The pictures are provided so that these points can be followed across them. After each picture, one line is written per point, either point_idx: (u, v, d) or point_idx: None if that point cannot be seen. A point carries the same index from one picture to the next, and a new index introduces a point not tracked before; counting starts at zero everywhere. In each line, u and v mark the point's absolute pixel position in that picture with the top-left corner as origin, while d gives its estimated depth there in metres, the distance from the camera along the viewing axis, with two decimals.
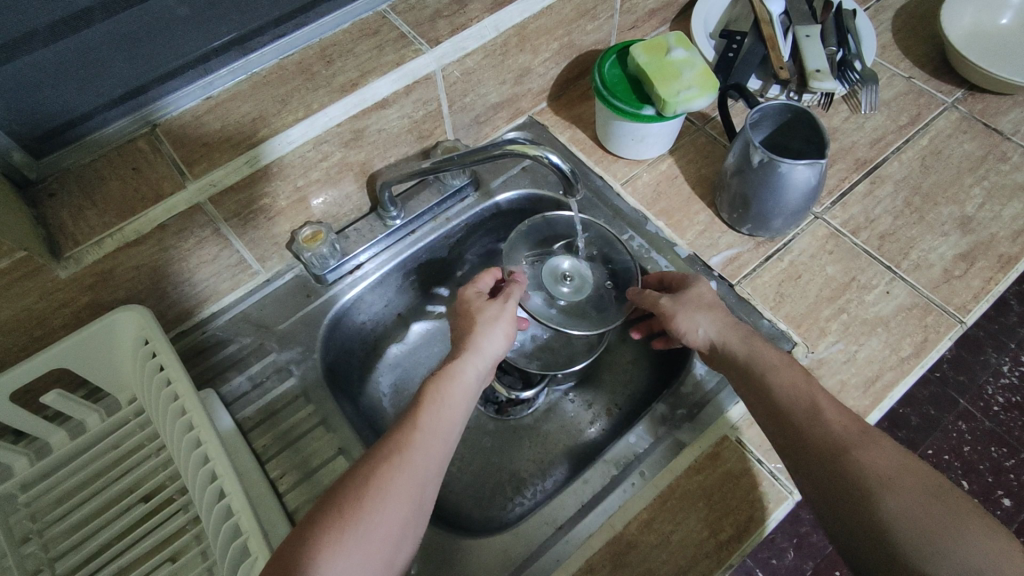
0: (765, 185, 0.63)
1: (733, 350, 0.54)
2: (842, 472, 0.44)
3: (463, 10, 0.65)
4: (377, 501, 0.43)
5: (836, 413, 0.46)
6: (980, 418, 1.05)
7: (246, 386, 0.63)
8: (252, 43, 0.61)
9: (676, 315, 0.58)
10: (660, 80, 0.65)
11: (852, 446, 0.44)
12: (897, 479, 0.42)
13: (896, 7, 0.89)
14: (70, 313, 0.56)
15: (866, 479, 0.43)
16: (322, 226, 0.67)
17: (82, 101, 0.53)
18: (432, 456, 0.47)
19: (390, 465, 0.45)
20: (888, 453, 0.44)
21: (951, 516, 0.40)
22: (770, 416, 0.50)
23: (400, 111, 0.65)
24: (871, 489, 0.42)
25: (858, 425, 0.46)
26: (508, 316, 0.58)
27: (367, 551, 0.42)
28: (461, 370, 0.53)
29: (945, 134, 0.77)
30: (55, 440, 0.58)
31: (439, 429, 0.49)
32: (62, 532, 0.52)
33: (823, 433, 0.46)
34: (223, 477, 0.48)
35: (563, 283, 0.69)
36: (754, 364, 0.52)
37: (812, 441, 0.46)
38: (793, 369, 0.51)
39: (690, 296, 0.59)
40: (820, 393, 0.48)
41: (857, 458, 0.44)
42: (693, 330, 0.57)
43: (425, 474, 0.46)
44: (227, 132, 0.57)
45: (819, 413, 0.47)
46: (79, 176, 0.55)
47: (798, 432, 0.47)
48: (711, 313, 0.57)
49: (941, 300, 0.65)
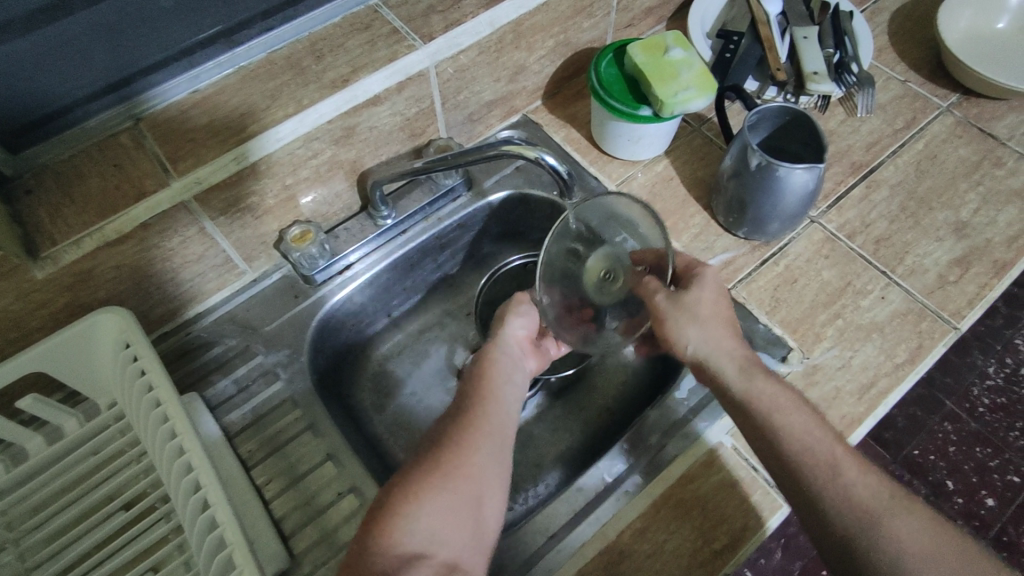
0: (763, 189, 0.62)
1: (728, 379, 0.52)
2: (872, 545, 0.46)
3: (457, 5, 0.64)
4: (467, 472, 0.44)
5: (859, 475, 0.47)
6: (967, 419, 1.03)
7: (232, 390, 0.62)
8: (237, 37, 0.59)
9: (670, 320, 0.54)
10: (657, 80, 0.64)
11: (880, 518, 0.46)
12: (926, 551, 0.45)
13: (892, 10, 0.88)
14: (48, 315, 0.54)
15: (896, 555, 0.45)
16: (311, 225, 0.66)
17: (62, 90, 0.51)
18: (498, 422, 0.49)
19: (464, 432, 0.47)
20: (915, 524, 0.46)
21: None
22: (783, 471, 0.49)
23: (392, 108, 0.64)
24: (905, 569, 0.44)
25: (886, 490, 0.47)
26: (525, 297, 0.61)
27: (452, 504, 0.43)
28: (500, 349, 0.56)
29: (941, 138, 0.77)
30: (32, 446, 0.55)
31: (494, 397, 0.51)
32: (40, 540, 0.51)
33: (849, 499, 0.47)
34: (208, 488, 0.47)
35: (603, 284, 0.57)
36: (758, 411, 0.50)
37: (836, 511, 0.47)
38: (805, 413, 0.50)
39: (689, 303, 0.54)
40: (839, 450, 0.48)
41: (886, 530, 0.45)
42: (684, 344, 0.54)
43: (498, 439, 0.47)
44: (216, 126, 0.56)
45: (839, 475, 0.47)
46: (56, 173, 0.53)
47: (818, 494, 0.48)
48: (706, 327, 0.53)
49: (936, 305, 0.65)
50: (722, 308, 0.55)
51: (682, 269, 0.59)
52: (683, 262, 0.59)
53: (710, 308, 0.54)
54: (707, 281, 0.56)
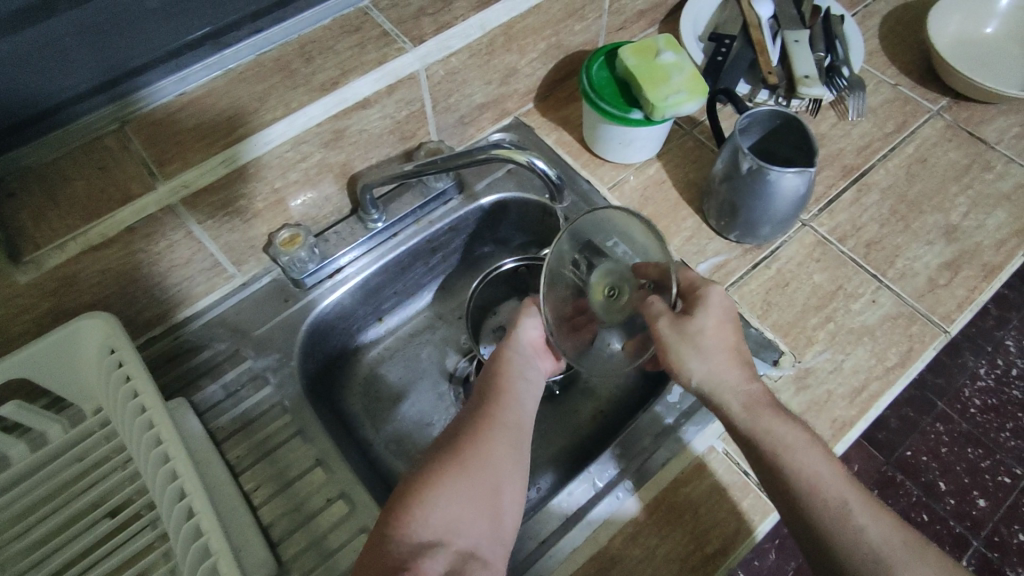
0: (754, 192, 0.62)
1: (733, 412, 0.51)
2: None
3: (448, 8, 0.63)
4: (486, 463, 0.45)
5: (870, 520, 0.47)
6: (959, 420, 1.03)
7: (221, 395, 0.61)
8: (226, 38, 0.58)
9: (671, 347, 0.52)
10: (648, 83, 0.64)
11: (892, 564, 0.46)
12: None
13: (884, 13, 0.88)
14: (31, 320, 0.54)
15: None
16: (300, 228, 0.66)
17: (48, 91, 0.51)
18: (516, 416, 0.49)
19: (482, 424, 0.47)
20: (929, 572, 0.45)
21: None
22: (793, 512, 0.50)
23: (382, 111, 0.63)
24: None
25: (898, 535, 0.47)
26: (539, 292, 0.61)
27: (472, 494, 0.43)
28: (518, 345, 0.56)
29: (931, 142, 0.77)
30: (15, 453, 0.54)
31: (512, 392, 0.51)
32: (22, 548, 0.50)
33: (861, 546, 0.47)
34: (194, 496, 0.47)
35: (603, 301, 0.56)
36: (766, 450, 0.50)
37: (848, 556, 0.47)
38: (815, 452, 0.50)
39: (691, 331, 0.52)
40: (851, 495, 0.48)
41: None
42: (686, 373, 0.52)
43: (515, 433, 0.48)
44: (203, 128, 0.55)
45: (851, 518, 0.47)
46: (41, 176, 0.52)
47: (828, 539, 0.48)
48: (707, 357, 0.51)
49: (926, 309, 0.65)
50: (727, 334, 0.53)
51: (688, 287, 0.56)
52: (691, 279, 0.56)
53: (709, 335, 0.52)
54: (711, 304, 0.53)
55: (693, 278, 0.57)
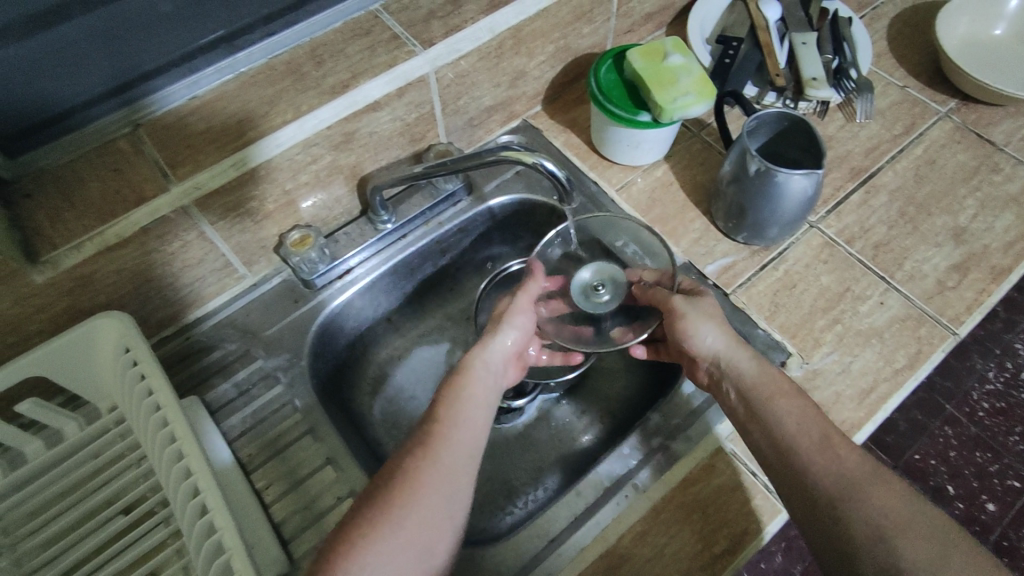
0: (762, 194, 0.62)
1: (741, 369, 0.53)
2: (854, 511, 0.44)
3: (457, 11, 0.64)
4: (418, 509, 0.43)
5: (849, 450, 0.47)
6: (967, 423, 0.99)
7: (232, 394, 0.62)
8: (238, 42, 0.59)
9: (685, 313, 0.56)
10: (655, 86, 0.64)
11: (863, 485, 0.45)
12: (914, 529, 0.42)
13: (892, 15, 0.88)
14: (47, 319, 0.54)
15: (881, 525, 0.43)
16: (311, 230, 0.66)
17: (64, 95, 0.52)
18: (459, 451, 0.47)
19: (420, 462, 0.45)
20: (901, 497, 0.44)
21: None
22: (771, 443, 0.50)
23: (392, 113, 0.64)
24: (890, 543, 0.42)
25: (873, 465, 0.46)
26: (523, 304, 0.59)
27: (400, 546, 0.41)
28: (480, 363, 0.54)
29: (939, 143, 0.77)
30: (31, 450, 0.55)
31: (460, 422, 0.49)
32: (37, 545, 0.51)
33: (834, 468, 0.46)
34: (207, 492, 0.48)
35: (591, 293, 0.64)
36: (758, 389, 0.52)
37: (821, 478, 0.46)
38: (802, 397, 0.51)
39: (703, 303, 0.57)
40: (831, 427, 0.48)
41: (869, 496, 0.44)
42: (697, 335, 0.55)
43: (456, 471, 0.46)
44: (213, 133, 0.56)
45: (831, 445, 0.47)
46: (56, 177, 0.52)
47: (805, 464, 0.47)
48: (719, 325, 0.55)
49: (935, 311, 0.65)
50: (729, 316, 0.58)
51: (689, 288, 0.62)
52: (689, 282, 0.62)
53: (716, 312, 0.56)
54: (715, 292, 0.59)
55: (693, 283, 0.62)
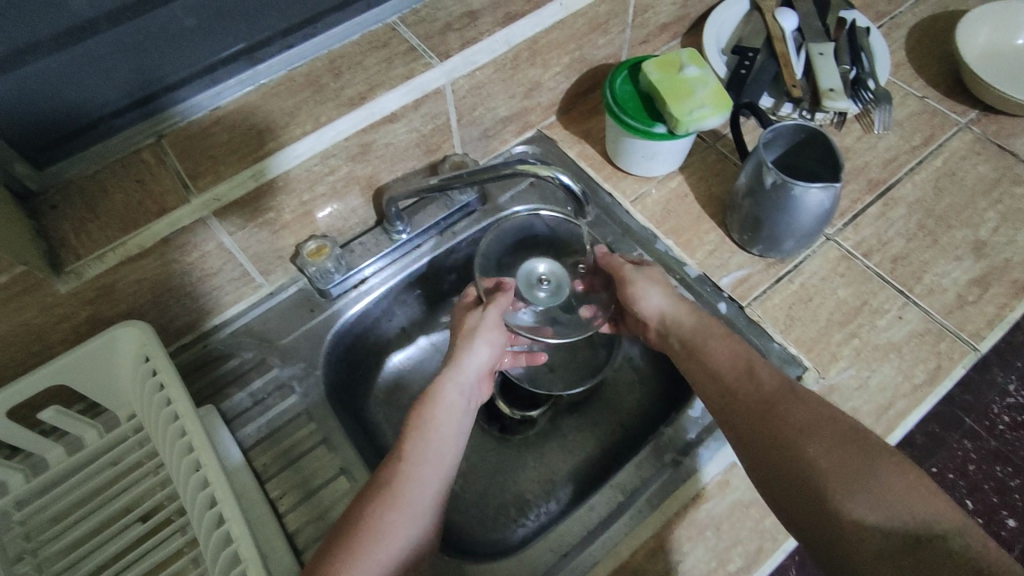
0: (779, 206, 0.62)
1: (682, 322, 0.59)
2: (769, 419, 0.50)
3: (473, 24, 0.65)
4: (379, 548, 0.45)
5: (767, 370, 0.53)
6: (987, 437, 0.93)
7: (248, 403, 0.62)
8: (259, 54, 0.59)
9: (632, 281, 0.62)
10: (671, 97, 0.64)
11: (776, 400, 0.51)
12: (817, 429, 0.48)
13: (910, 25, 0.87)
14: (69, 328, 0.55)
15: (789, 428, 0.49)
16: (327, 240, 0.67)
17: (90, 108, 0.52)
18: (420, 485, 0.49)
19: (380, 503, 0.47)
20: (808, 405, 0.50)
21: (894, 480, 0.44)
22: (707, 380, 0.56)
23: (409, 125, 0.64)
24: (797, 441, 0.48)
25: (786, 384, 0.52)
26: (491, 321, 0.61)
27: None
28: (445, 389, 0.56)
29: (959, 155, 0.76)
30: (53, 458, 0.56)
31: (421, 457, 0.51)
32: (57, 551, 0.51)
33: (754, 391, 0.52)
34: (224, 503, 0.48)
35: (537, 288, 0.65)
36: (697, 335, 0.58)
37: (745, 400, 0.52)
38: (733, 338, 0.57)
39: (648, 270, 0.63)
40: (754, 357, 0.55)
41: (781, 408, 0.50)
42: (645, 298, 0.61)
43: (416, 505, 0.48)
44: (234, 144, 0.57)
45: (753, 370, 0.53)
46: (81, 188, 0.53)
47: (731, 392, 0.53)
48: (659, 285, 0.61)
49: (955, 326, 0.64)
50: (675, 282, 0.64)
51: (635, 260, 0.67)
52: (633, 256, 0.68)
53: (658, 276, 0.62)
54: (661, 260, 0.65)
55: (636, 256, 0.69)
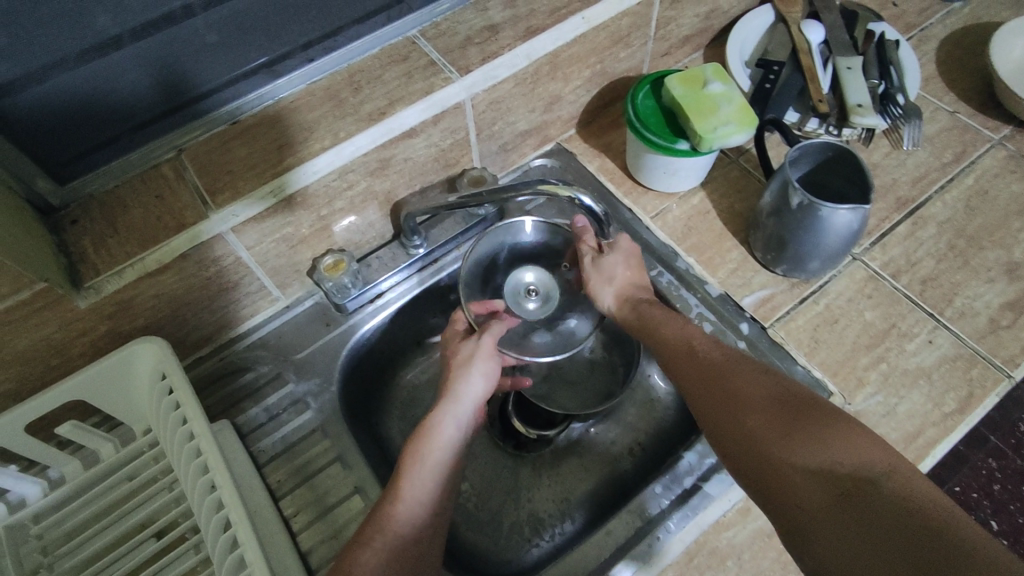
0: (805, 227, 0.60)
1: (627, 317, 0.62)
2: (713, 390, 0.50)
3: (494, 37, 0.64)
4: None
5: (708, 346, 0.54)
6: (1016, 456, 0.78)
7: (264, 418, 0.62)
8: (280, 67, 0.59)
9: (590, 283, 0.65)
10: (695, 114, 0.63)
11: (719, 371, 0.51)
12: (755, 395, 0.47)
13: (942, 37, 0.85)
14: (88, 342, 0.55)
15: (729, 396, 0.48)
16: (344, 254, 0.66)
17: (112, 123, 0.52)
18: (414, 527, 0.50)
19: (374, 545, 0.48)
20: (748, 373, 0.49)
21: (823, 431, 0.42)
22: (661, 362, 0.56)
23: (428, 140, 0.64)
24: (735, 408, 0.47)
25: (730, 356, 0.52)
26: (486, 351, 0.62)
27: None
28: (442, 424, 0.57)
29: (992, 173, 0.74)
30: (69, 470, 0.56)
31: (415, 497, 0.51)
32: (72, 566, 0.51)
33: (697, 362, 0.53)
34: (238, 525, 0.47)
35: (526, 300, 0.70)
36: (643, 320, 0.60)
37: (689, 374, 0.52)
38: (678, 319, 0.58)
39: (604, 266, 0.65)
40: (696, 335, 0.55)
41: (724, 378, 0.50)
42: (600, 299, 0.65)
43: (409, 548, 0.49)
44: (253, 159, 0.56)
45: (693, 346, 0.54)
46: (101, 204, 0.54)
47: (677, 368, 0.54)
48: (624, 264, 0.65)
49: (987, 351, 0.62)
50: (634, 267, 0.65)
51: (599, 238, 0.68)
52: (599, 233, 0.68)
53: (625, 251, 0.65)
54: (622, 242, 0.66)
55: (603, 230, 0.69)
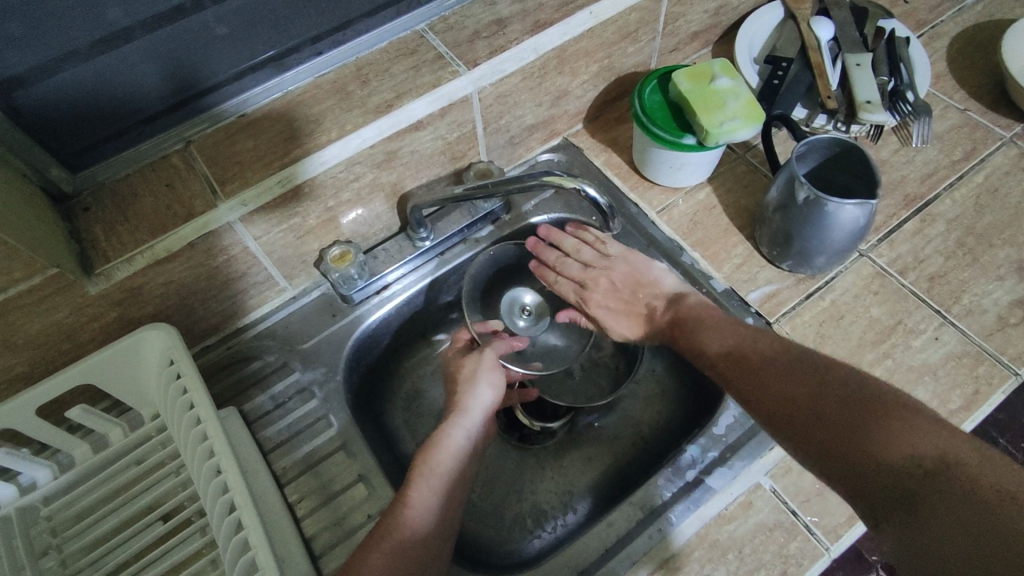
0: (811, 222, 0.60)
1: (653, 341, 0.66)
2: (758, 381, 0.53)
3: (502, 32, 0.64)
4: None
5: (747, 336, 0.57)
6: None
7: (270, 406, 0.63)
8: (288, 61, 0.60)
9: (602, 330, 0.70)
10: (702, 109, 0.63)
11: (764, 363, 0.54)
12: (802, 386, 0.50)
13: (952, 34, 0.85)
14: (99, 328, 0.56)
15: (776, 387, 0.51)
16: (351, 245, 0.67)
17: (121, 113, 0.53)
18: (422, 530, 0.51)
19: (382, 546, 0.49)
20: (792, 365, 0.52)
21: (877, 437, 0.44)
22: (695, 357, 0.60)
23: (434, 133, 0.64)
24: (780, 402, 0.50)
25: (773, 346, 0.55)
26: (487, 365, 0.64)
27: None
28: (451, 435, 0.58)
29: (1003, 171, 0.73)
30: (79, 454, 0.57)
31: (424, 502, 0.53)
32: (82, 547, 0.52)
33: (739, 352, 0.56)
34: (243, 509, 0.48)
35: (520, 316, 0.74)
36: (670, 334, 0.63)
37: (733, 366, 0.56)
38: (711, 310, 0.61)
39: (600, 314, 0.69)
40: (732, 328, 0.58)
41: (769, 368, 0.53)
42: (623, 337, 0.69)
43: (417, 550, 0.50)
44: (261, 151, 0.57)
45: (728, 335, 0.58)
46: (112, 191, 0.55)
47: (719, 361, 0.57)
48: (613, 299, 0.69)
49: (995, 349, 0.62)
50: (630, 290, 0.68)
51: (575, 279, 0.70)
52: (572, 274, 0.70)
53: (610, 287, 0.69)
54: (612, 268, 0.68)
55: (574, 266, 0.70)
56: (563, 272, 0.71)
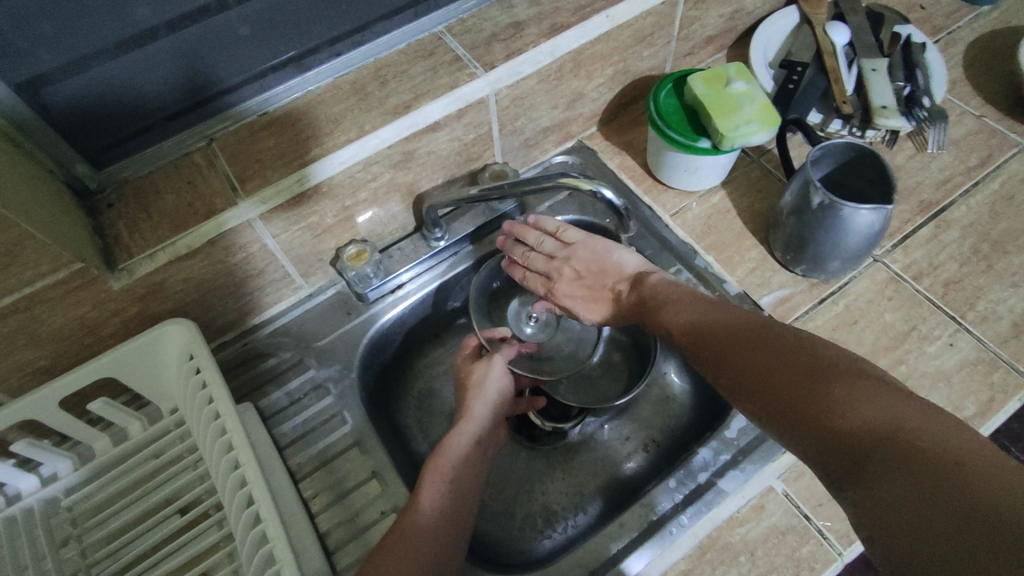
0: (827, 227, 0.60)
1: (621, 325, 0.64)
2: (717, 346, 0.49)
3: (519, 34, 0.65)
4: None
5: (715, 308, 0.53)
6: None
7: (285, 402, 0.64)
8: (308, 61, 0.60)
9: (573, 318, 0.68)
10: (717, 112, 0.63)
11: (728, 327, 0.50)
12: (764, 349, 0.46)
13: (969, 41, 0.84)
14: (120, 322, 0.57)
15: (736, 351, 0.48)
16: (367, 244, 0.67)
17: (145, 111, 0.54)
18: (436, 531, 0.51)
19: (398, 548, 0.49)
20: (756, 331, 0.48)
21: (827, 398, 0.40)
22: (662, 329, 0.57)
23: (451, 134, 0.65)
24: (738, 365, 0.47)
25: (739, 315, 0.51)
26: (496, 372, 0.64)
27: None
28: (457, 439, 0.59)
29: (1020, 177, 0.73)
30: (99, 446, 0.58)
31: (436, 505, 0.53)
32: (101, 538, 0.54)
33: (705, 320, 0.53)
34: (260, 502, 0.49)
35: (526, 323, 0.74)
36: (637, 311, 0.61)
37: (696, 332, 0.52)
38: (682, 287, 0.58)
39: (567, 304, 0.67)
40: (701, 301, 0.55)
41: (731, 333, 0.49)
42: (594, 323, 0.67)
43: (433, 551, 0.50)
44: (280, 150, 0.58)
45: (696, 306, 0.54)
46: (135, 187, 0.56)
47: (684, 329, 0.53)
48: (578, 288, 0.67)
49: (1010, 356, 0.62)
50: (594, 275, 0.65)
51: (541, 271, 0.68)
52: (535, 267, 0.68)
53: (575, 276, 0.67)
54: (575, 256, 0.66)
55: (536, 260, 0.68)
56: (528, 267, 0.69)
